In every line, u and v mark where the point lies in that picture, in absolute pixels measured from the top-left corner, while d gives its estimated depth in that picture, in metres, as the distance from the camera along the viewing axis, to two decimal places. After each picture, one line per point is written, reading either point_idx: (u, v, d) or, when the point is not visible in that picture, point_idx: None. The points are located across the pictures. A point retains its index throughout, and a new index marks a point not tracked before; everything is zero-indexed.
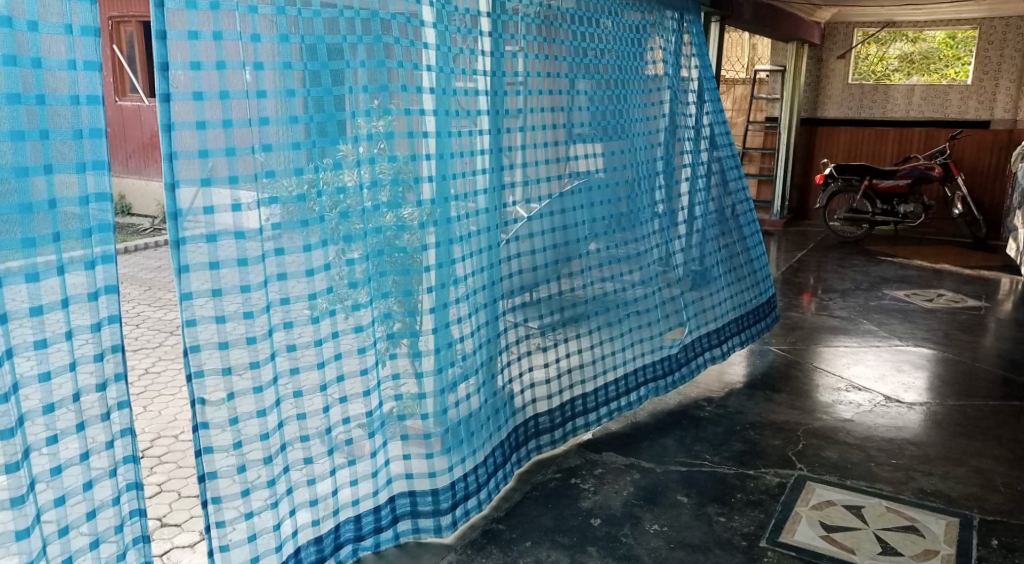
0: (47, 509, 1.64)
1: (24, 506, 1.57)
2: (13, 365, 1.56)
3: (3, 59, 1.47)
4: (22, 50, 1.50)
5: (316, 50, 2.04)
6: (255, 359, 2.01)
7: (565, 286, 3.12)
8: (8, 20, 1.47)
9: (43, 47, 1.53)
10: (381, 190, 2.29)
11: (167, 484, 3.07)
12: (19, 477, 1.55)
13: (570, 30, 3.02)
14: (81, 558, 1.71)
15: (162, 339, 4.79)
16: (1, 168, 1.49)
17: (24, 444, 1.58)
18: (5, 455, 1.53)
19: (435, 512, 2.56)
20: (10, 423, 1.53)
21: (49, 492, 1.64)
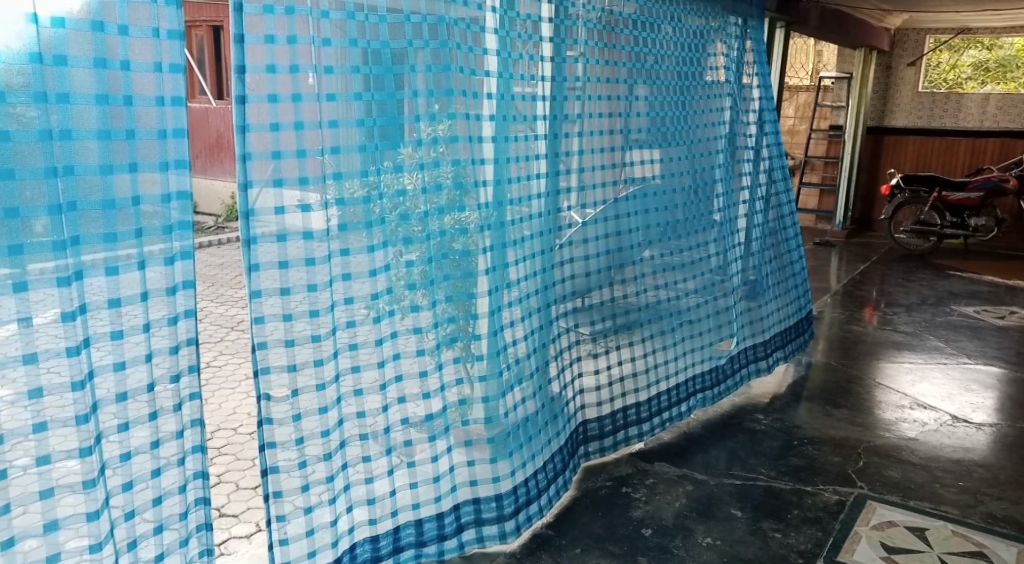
0: (116, 494, 1.69)
1: (94, 490, 1.61)
2: (90, 354, 1.59)
3: (92, 61, 1.52)
4: (112, 53, 1.55)
5: (381, 55, 2.06)
6: (318, 357, 2.05)
7: (618, 292, 3.10)
8: (101, 25, 1.53)
9: (131, 50, 1.58)
10: (442, 194, 2.30)
11: (226, 476, 3.14)
12: (92, 462, 1.59)
13: (631, 35, 2.99)
14: (144, 542, 1.76)
15: (224, 335, 4.90)
16: (87, 167, 1.55)
17: (97, 430, 1.62)
18: (79, 439, 1.57)
19: (499, 518, 2.58)
20: (84, 410, 1.57)
21: (118, 477, 1.69)
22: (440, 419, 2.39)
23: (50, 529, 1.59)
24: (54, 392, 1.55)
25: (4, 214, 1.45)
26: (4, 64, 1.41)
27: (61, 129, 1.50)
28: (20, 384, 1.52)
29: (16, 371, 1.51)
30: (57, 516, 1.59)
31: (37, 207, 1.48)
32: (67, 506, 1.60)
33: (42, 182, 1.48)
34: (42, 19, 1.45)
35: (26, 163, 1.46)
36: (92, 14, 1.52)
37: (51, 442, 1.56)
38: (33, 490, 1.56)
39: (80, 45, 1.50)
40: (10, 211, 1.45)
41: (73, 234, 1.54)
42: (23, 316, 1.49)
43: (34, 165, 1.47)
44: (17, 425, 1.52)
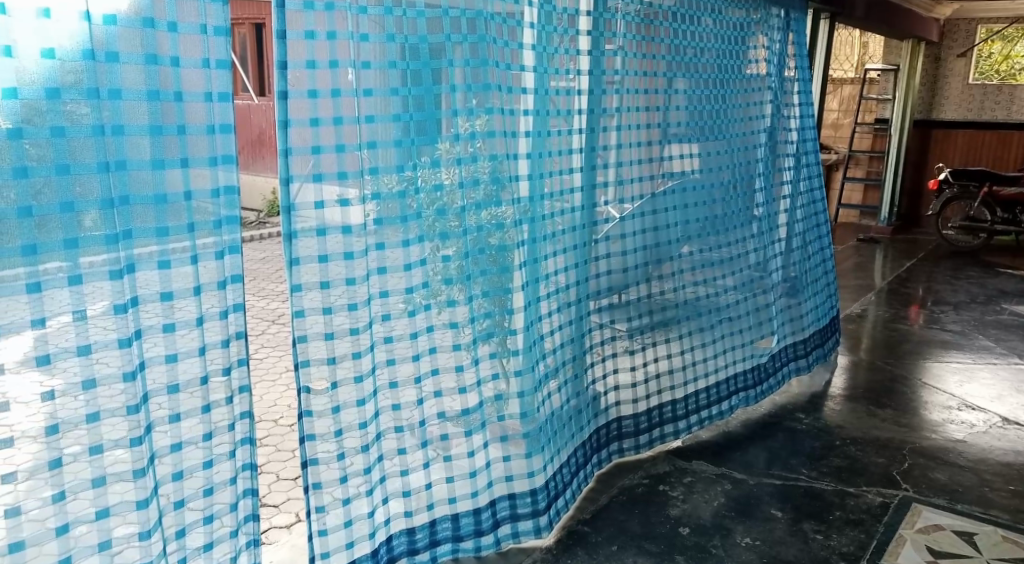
0: (165, 482, 1.72)
1: (144, 478, 1.64)
2: (141, 346, 1.62)
3: (144, 57, 1.54)
4: (162, 50, 1.57)
5: (419, 50, 2.06)
6: (356, 351, 2.06)
7: (654, 288, 3.08)
8: (150, 21, 1.55)
9: (181, 47, 1.60)
10: (478, 189, 2.29)
11: (268, 466, 3.19)
12: (142, 451, 1.63)
13: (672, 28, 2.94)
14: (192, 530, 1.79)
15: (266, 328, 4.97)
16: (139, 162, 1.57)
17: (148, 420, 1.65)
18: (128, 428, 1.60)
19: (534, 513, 2.57)
20: (135, 400, 1.60)
21: (167, 466, 1.72)
22: (476, 414, 2.39)
23: (102, 517, 1.62)
24: (107, 383, 1.57)
25: (59, 208, 1.48)
26: (59, 61, 1.43)
27: (113, 125, 1.52)
28: (77, 375, 1.53)
29: (70, 361, 1.52)
30: (108, 503, 1.62)
31: (91, 201, 1.51)
32: (117, 493, 1.62)
33: (96, 177, 1.50)
34: (95, 17, 1.47)
35: (81, 158, 1.48)
36: (143, 11, 1.54)
37: (106, 433, 1.59)
38: (86, 478, 1.58)
39: (131, 41, 1.52)
40: (64, 205, 1.48)
41: (125, 227, 1.57)
42: (79, 309, 1.52)
43: (88, 160, 1.49)
44: (73, 413, 1.54)
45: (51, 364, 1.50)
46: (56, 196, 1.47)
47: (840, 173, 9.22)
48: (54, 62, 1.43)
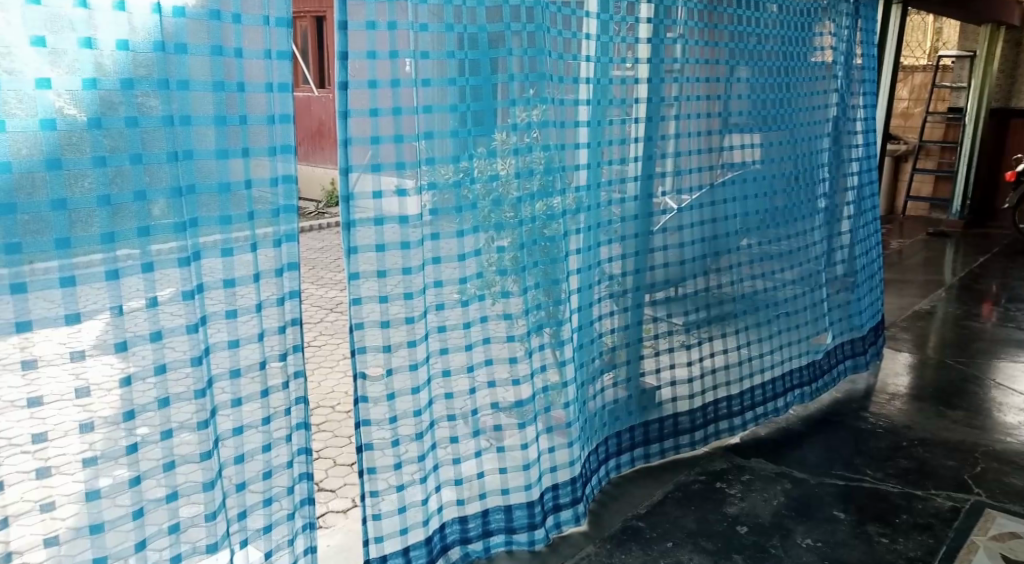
0: (228, 465, 1.76)
1: (211, 460, 1.68)
2: (206, 332, 1.66)
3: (209, 49, 1.56)
4: (227, 41, 1.59)
5: (477, 39, 2.05)
6: (411, 339, 2.07)
7: (712, 282, 3.02)
8: (216, 13, 1.56)
9: (245, 38, 1.62)
10: (534, 179, 2.26)
11: (325, 451, 3.24)
12: (207, 434, 1.66)
13: (735, 15, 2.87)
14: (254, 512, 1.83)
15: (324, 316, 5.04)
16: (204, 152, 1.59)
17: (212, 404, 1.68)
18: (194, 412, 1.64)
19: (574, 503, 2.58)
20: (201, 385, 1.64)
21: (230, 449, 1.75)
22: (530, 405, 2.36)
23: (172, 499, 1.66)
24: (176, 368, 1.61)
25: (132, 197, 1.50)
26: (132, 52, 1.45)
27: (181, 115, 1.55)
28: (148, 360, 1.57)
29: (144, 347, 1.56)
30: (177, 485, 1.66)
31: (161, 189, 1.53)
32: (184, 474, 1.66)
33: (166, 166, 1.53)
34: (166, 9, 1.50)
35: (152, 148, 1.51)
36: (209, 3, 1.55)
37: (174, 416, 1.63)
38: (156, 460, 1.62)
39: (198, 33, 1.54)
40: (137, 194, 1.51)
41: (192, 216, 1.59)
42: (150, 295, 1.55)
43: (158, 150, 1.52)
44: (146, 399, 1.58)
45: (127, 350, 1.54)
46: (130, 185, 1.50)
47: (909, 163, 8.89)
48: (128, 53, 1.45)
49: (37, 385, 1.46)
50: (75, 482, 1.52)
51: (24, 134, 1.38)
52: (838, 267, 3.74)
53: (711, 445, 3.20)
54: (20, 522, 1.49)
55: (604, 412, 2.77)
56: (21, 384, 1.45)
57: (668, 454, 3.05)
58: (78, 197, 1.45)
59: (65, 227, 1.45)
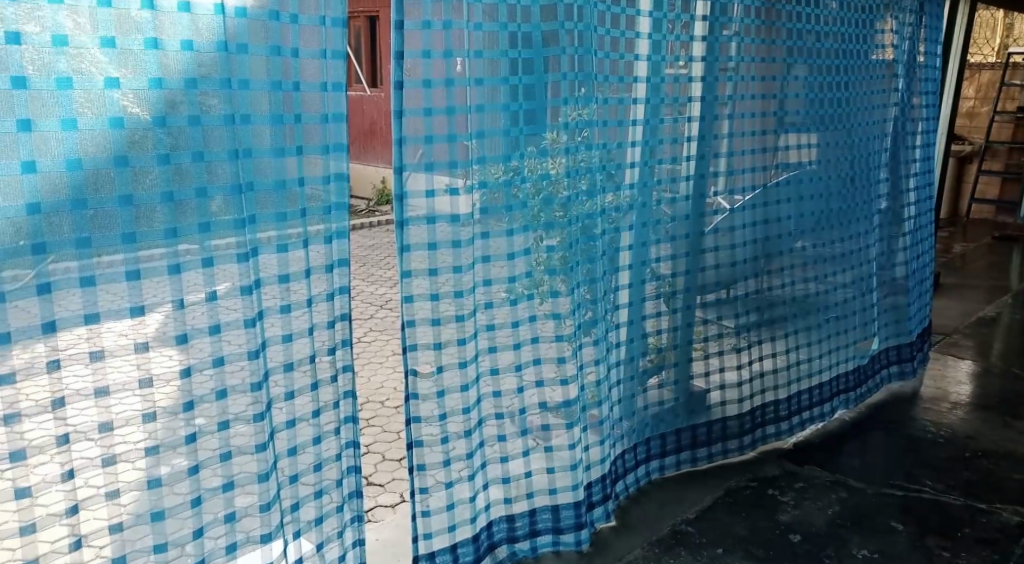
0: (282, 457, 1.78)
1: (266, 452, 1.71)
2: (263, 326, 1.68)
3: (268, 49, 1.58)
4: (285, 41, 1.61)
5: (531, 38, 2.04)
6: (461, 336, 2.08)
7: (763, 284, 2.96)
8: (276, 14, 1.58)
9: (302, 38, 1.63)
10: (581, 179, 2.24)
11: (374, 446, 3.27)
12: (262, 426, 1.68)
13: (793, 12, 2.81)
14: (306, 504, 1.85)
15: (373, 313, 5.09)
16: (262, 150, 1.62)
17: (268, 397, 1.71)
18: (251, 405, 1.67)
19: (603, 500, 2.55)
20: (258, 379, 1.66)
21: (283, 441, 1.78)
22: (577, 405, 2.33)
23: (228, 488, 1.69)
24: (234, 361, 1.64)
25: (193, 193, 1.53)
26: (196, 52, 1.48)
27: (241, 114, 1.57)
28: (206, 353, 1.60)
29: (203, 340, 1.59)
30: (234, 475, 1.69)
31: (220, 186, 1.56)
32: (240, 465, 1.69)
33: (226, 164, 1.56)
34: (228, 9, 1.51)
35: (213, 146, 1.54)
36: (268, 3, 1.57)
37: (230, 407, 1.65)
38: (214, 451, 1.65)
39: (258, 34, 1.56)
40: (198, 191, 1.54)
41: (250, 213, 1.62)
42: (209, 289, 1.58)
43: (219, 148, 1.54)
44: (204, 391, 1.61)
45: (188, 343, 1.57)
46: (191, 182, 1.53)
47: (976, 164, 8.62)
48: (192, 53, 1.47)
49: (104, 375, 1.49)
50: (136, 469, 1.56)
51: (93, 133, 1.40)
52: (892, 270, 3.64)
53: (758, 449, 3.14)
54: (88, 507, 1.52)
55: (648, 413, 2.75)
56: (88, 373, 1.48)
57: (715, 459, 3.01)
58: (143, 193, 1.47)
59: (130, 223, 1.47)
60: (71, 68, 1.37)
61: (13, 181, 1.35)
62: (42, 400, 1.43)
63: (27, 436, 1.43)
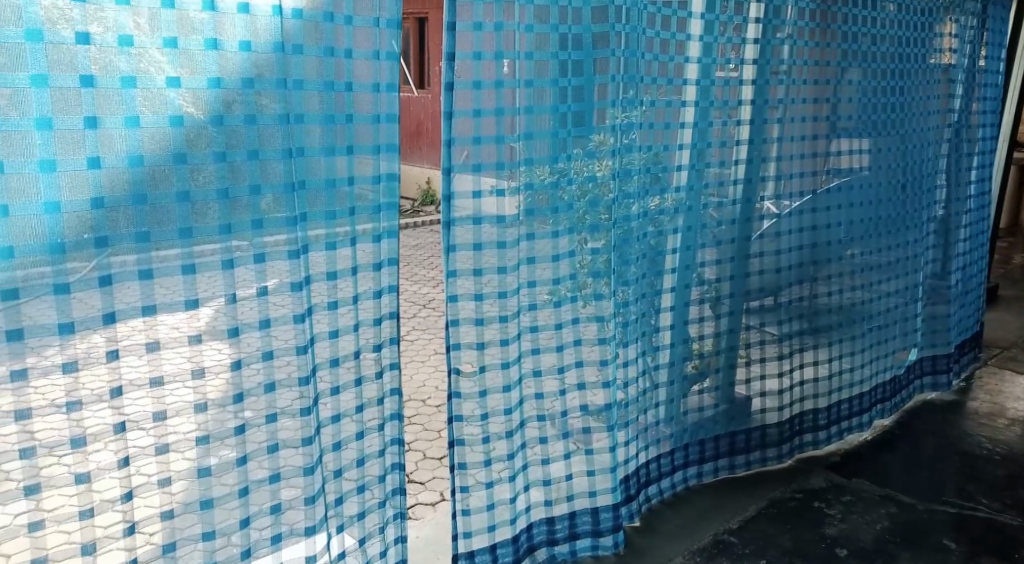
0: (327, 452, 1.80)
1: (311, 446, 1.73)
2: (311, 322, 1.70)
3: (322, 50, 1.60)
4: (338, 42, 1.62)
5: (581, 39, 2.03)
6: (504, 337, 2.08)
7: (808, 291, 2.91)
8: (330, 15, 1.60)
9: (355, 39, 1.65)
10: (631, 179, 2.26)
11: (415, 444, 3.29)
12: (309, 420, 1.71)
13: (848, 15, 2.76)
14: (349, 498, 1.87)
15: (416, 311, 5.12)
16: (313, 148, 1.63)
17: (316, 392, 1.73)
18: (299, 400, 1.69)
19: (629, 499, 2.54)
20: (306, 373, 1.69)
21: (328, 437, 1.79)
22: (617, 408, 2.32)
23: (274, 481, 1.71)
24: (283, 356, 1.66)
25: (247, 190, 1.55)
26: (254, 52, 1.50)
27: (295, 113, 1.59)
28: (255, 347, 1.63)
29: (253, 335, 1.62)
30: (280, 468, 1.71)
31: (274, 185, 1.58)
32: (287, 458, 1.71)
33: (280, 163, 1.58)
34: (286, 11, 1.53)
35: (268, 145, 1.56)
36: (323, 4, 1.59)
37: (277, 401, 1.68)
38: (261, 443, 1.68)
39: (313, 34, 1.58)
40: (252, 188, 1.56)
41: (301, 211, 1.64)
42: (260, 284, 1.60)
43: (274, 147, 1.57)
44: (253, 385, 1.64)
45: (238, 337, 1.60)
46: (245, 180, 1.55)
47: None
48: (250, 54, 1.50)
49: (158, 366, 1.52)
50: (186, 459, 1.59)
51: (154, 131, 1.43)
52: (942, 279, 3.55)
53: (798, 459, 3.08)
54: (141, 494, 1.55)
55: (688, 419, 2.71)
56: (143, 364, 1.51)
57: (755, 466, 2.96)
58: (199, 190, 1.50)
59: (187, 218, 1.50)
60: (135, 68, 1.40)
61: (78, 177, 1.38)
62: (100, 390, 1.46)
63: (85, 425, 1.46)
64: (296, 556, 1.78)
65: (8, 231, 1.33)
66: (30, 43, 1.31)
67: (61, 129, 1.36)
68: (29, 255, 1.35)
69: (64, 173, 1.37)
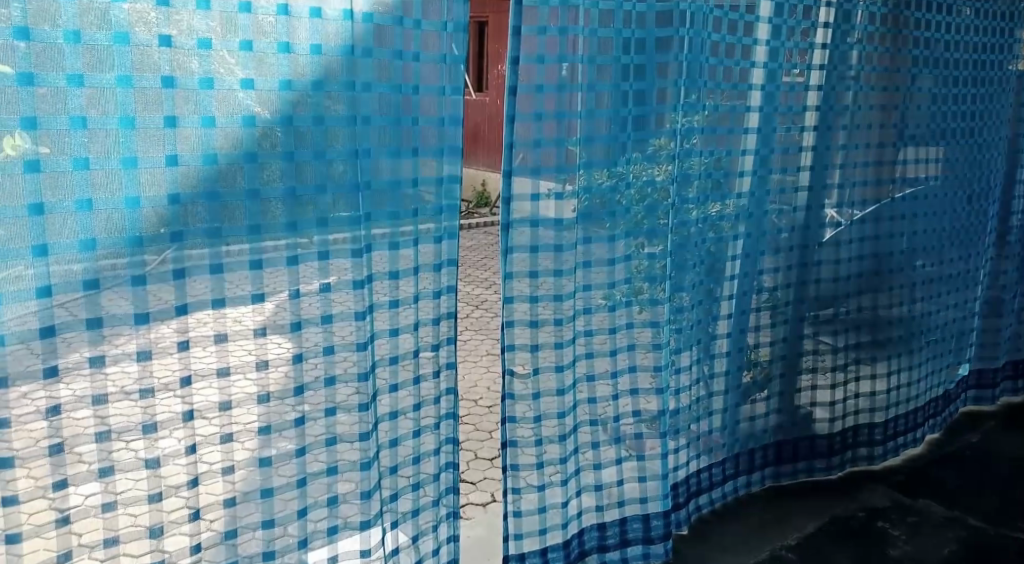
0: (384, 448, 1.83)
1: (368, 441, 1.76)
2: (372, 319, 1.73)
3: (391, 53, 1.63)
4: (407, 45, 1.65)
5: (645, 44, 2.02)
6: (559, 340, 2.08)
7: (867, 302, 2.85)
8: (400, 20, 1.63)
9: (423, 43, 1.68)
10: (690, 185, 2.24)
11: (467, 444, 3.31)
12: (367, 416, 1.74)
13: (922, 20, 2.69)
14: (404, 495, 1.90)
15: (471, 312, 5.17)
16: (379, 149, 1.66)
17: (374, 389, 1.77)
18: (358, 396, 1.72)
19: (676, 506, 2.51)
20: (366, 369, 1.72)
21: (385, 433, 1.83)
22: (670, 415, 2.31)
23: (330, 474, 1.75)
24: (344, 352, 1.70)
25: (314, 190, 1.59)
26: (326, 55, 1.54)
27: (362, 115, 1.62)
28: (317, 342, 1.66)
29: (315, 330, 1.66)
30: (338, 462, 1.75)
31: (340, 184, 1.62)
32: (344, 453, 1.75)
33: (347, 163, 1.61)
34: (356, 14, 1.57)
35: (335, 146, 1.59)
36: (394, 9, 1.62)
37: (336, 396, 1.71)
38: (319, 437, 1.71)
39: (384, 38, 1.61)
40: (319, 188, 1.59)
41: (366, 211, 1.67)
42: (323, 281, 1.64)
43: (341, 147, 1.60)
44: (313, 379, 1.67)
45: (301, 331, 1.64)
46: (312, 179, 1.59)
47: None
48: (320, 57, 1.53)
49: (226, 357, 1.58)
50: (247, 450, 1.63)
51: (228, 130, 1.48)
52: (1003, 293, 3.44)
53: (848, 473, 2.99)
54: (205, 482, 1.60)
55: (740, 428, 2.67)
56: (212, 355, 1.56)
57: (802, 477, 2.90)
58: (269, 188, 1.54)
59: (257, 214, 1.54)
60: (211, 69, 1.45)
61: (156, 174, 1.43)
62: (168, 380, 1.52)
63: (154, 413, 1.52)
64: (351, 550, 1.81)
65: (91, 224, 1.40)
66: (117, 46, 1.37)
67: (143, 128, 1.41)
68: (109, 247, 1.41)
69: (144, 170, 1.42)
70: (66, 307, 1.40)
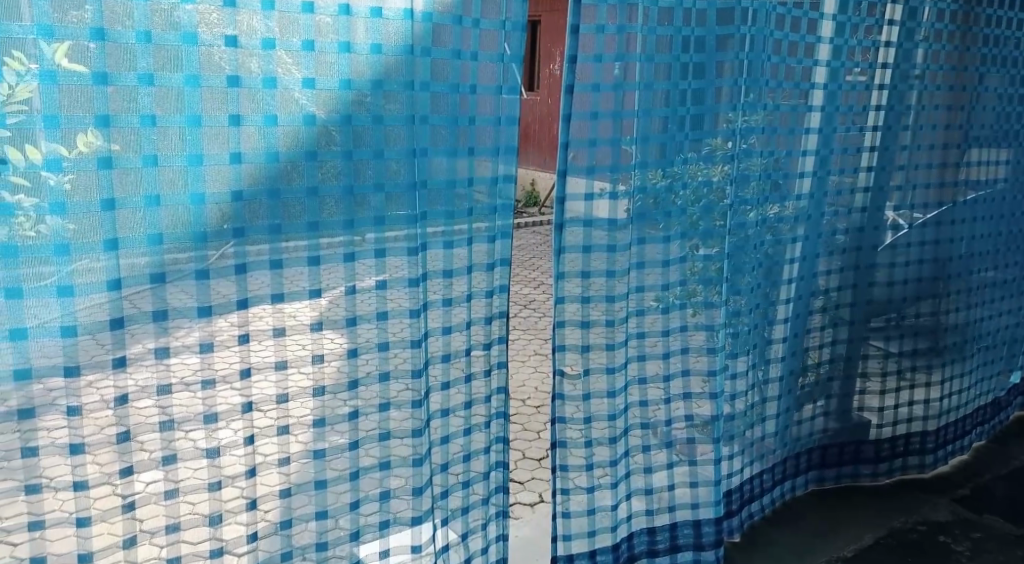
0: (436, 446, 1.85)
1: (421, 439, 1.78)
2: (425, 318, 1.74)
3: (450, 53, 1.64)
4: (465, 45, 1.66)
5: (704, 42, 2.00)
6: (611, 341, 2.07)
7: (926, 308, 2.77)
8: (459, 19, 1.64)
9: (481, 42, 1.68)
10: (749, 185, 2.21)
11: (515, 444, 3.32)
12: (420, 413, 1.76)
13: (992, 17, 2.60)
14: (455, 492, 1.91)
15: (519, 311, 5.17)
16: (436, 148, 1.67)
17: (427, 386, 1.78)
18: (410, 394, 1.74)
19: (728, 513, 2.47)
20: (418, 366, 1.73)
21: (438, 430, 1.84)
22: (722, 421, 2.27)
23: (383, 470, 1.77)
24: (397, 349, 1.71)
25: (372, 188, 1.61)
26: (386, 55, 1.56)
27: (421, 114, 1.64)
28: (372, 338, 1.68)
29: (370, 327, 1.68)
30: (390, 458, 1.77)
31: (397, 183, 1.63)
32: (397, 450, 1.77)
33: (404, 162, 1.63)
34: (416, 14, 1.58)
35: (393, 145, 1.61)
36: (453, 9, 1.63)
37: (390, 393, 1.73)
38: (373, 432, 1.73)
39: (444, 37, 1.63)
40: (377, 186, 1.61)
41: (422, 209, 1.68)
42: (379, 277, 1.65)
43: (399, 146, 1.62)
44: (367, 374, 1.69)
45: (355, 327, 1.66)
46: (370, 178, 1.60)
47: None
48: (381, 56, 1.55)
49: (284, 350, 1.60)
50: (300, 443, 1.65)
51: (290, 129, 1.51)
52: None
53: (899, 481, 2.91)
54: (262, 474, 1.63)
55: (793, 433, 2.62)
56: (271, 348, 1.59)
57: (845, 481, 2.84)
58: (328, 185, 1.57)
59: (315, 210, 1.57)
60: (274, 69, 1.48)
61: (221, 172, 1.47)
62: (228, 372, 1.55)
63: (213, 403, 1.55)
64: (402, 544, 1.83)
65: (158, 220, 1.43)
66: (186, 46, 1.40)
67: (208, 126, 1.44)
68: (175, 242, 1.45)
69: (209, 168, 1.46)
70: (133, 300, 1.43)
